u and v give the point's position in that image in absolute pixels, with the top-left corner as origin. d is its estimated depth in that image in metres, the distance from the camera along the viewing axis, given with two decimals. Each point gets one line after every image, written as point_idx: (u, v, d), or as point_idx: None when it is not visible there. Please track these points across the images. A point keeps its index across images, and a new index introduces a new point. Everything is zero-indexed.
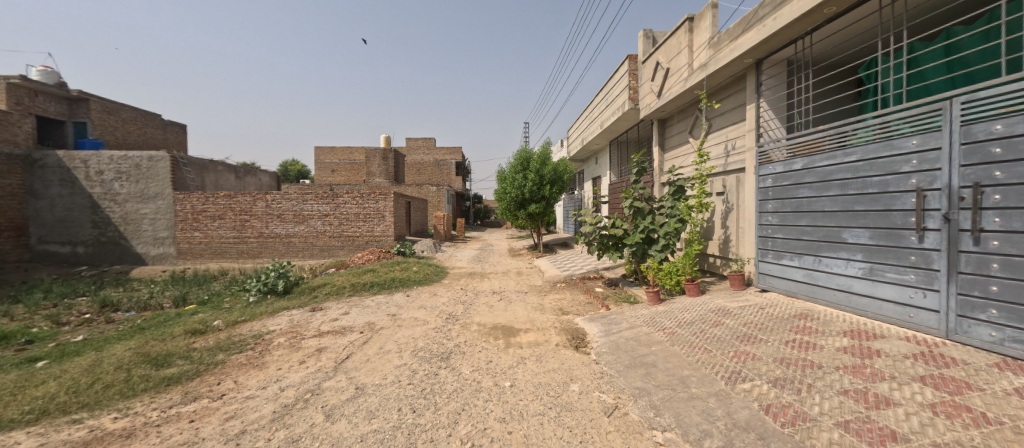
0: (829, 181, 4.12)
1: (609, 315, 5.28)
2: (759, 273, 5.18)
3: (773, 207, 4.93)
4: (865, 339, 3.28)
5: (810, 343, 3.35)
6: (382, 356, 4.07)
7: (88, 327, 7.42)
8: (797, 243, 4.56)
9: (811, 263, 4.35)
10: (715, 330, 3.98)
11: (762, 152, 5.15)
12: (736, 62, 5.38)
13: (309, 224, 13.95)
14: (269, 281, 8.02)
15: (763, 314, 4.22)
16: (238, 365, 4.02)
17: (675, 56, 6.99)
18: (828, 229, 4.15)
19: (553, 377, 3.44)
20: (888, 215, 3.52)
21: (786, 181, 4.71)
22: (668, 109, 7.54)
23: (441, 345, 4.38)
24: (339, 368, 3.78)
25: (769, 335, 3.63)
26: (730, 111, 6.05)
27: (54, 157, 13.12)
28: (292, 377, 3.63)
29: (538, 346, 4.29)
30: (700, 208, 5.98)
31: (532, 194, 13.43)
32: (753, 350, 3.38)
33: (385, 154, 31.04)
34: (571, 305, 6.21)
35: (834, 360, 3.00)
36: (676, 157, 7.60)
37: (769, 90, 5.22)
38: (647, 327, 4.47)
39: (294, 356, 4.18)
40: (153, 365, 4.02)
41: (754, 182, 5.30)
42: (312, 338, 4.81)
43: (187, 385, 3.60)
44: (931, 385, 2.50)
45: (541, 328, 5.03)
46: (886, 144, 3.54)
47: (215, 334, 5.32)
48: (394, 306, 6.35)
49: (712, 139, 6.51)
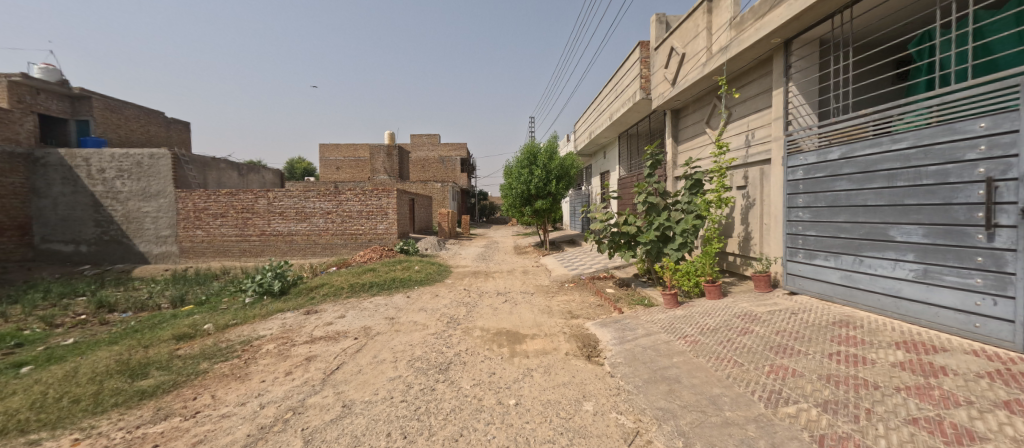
0: (874, 172, 3.65)
1: (622, 319, 4.87)
2: (787, 274, 4.74)
3: (804, 201, 4.48)
4: (923, 352, 2.84)
5: (859, 357, 2.92)
6: (375, 366, 3.73)
7: (81, 329, 7.18)
8: (832, 242, 4.11)
9: (850, 263, 3.91)
10: (743, 339, 3.58)
11: (791, 141, 4.70)
12: (762, 43, 4.91)
13: (311, 222, 13.70)
14: (265, 281, 7.75)
15: (796, 321, 3.79)
16: (220, 376, 3.70)
17: (691, 41, 6.52)
18: (871, 227, 3.68)
19: (563, 393, 3.06)
20: (947, 210, 3.06)
21: (820, 172, 4.25)
22: (683, 98, 7.07)
23: (440, 353, 4.02)
24: (327, 381, 3.44)
25: (809, 347, 3.21)
26: (753, 98, 5.59)
27: (55, 155, 12.99)
28: (275, 391, 3.29)
29: (546, 355, 3.92)
30: (720, 203, 5.54)
31: (538, 190, 13.02)
32: (792, 364, 2.96)
33: (389, 150, 30.59)
34: (580, 308, 5.80)
35: (891, 379, 2.58)
36: (692, 149, 7.17)
37: (799, 73, 4.73)
38: (666, 334, 4.05)
39: (280, 367, 3.84)
40: (129, 377, 3.71)
41: (782, 173, 4.84)
42: (303, 344, 4.48)
43: (162, 400, 3.28)
44: (1022, 413, 2.06)
45: (549, 334, 4.64)
46: (946, 128, 3.07)
47: (203, 339, 5.01)
48: (393, 309, 6.01)
49: (732, 128, 6.04)
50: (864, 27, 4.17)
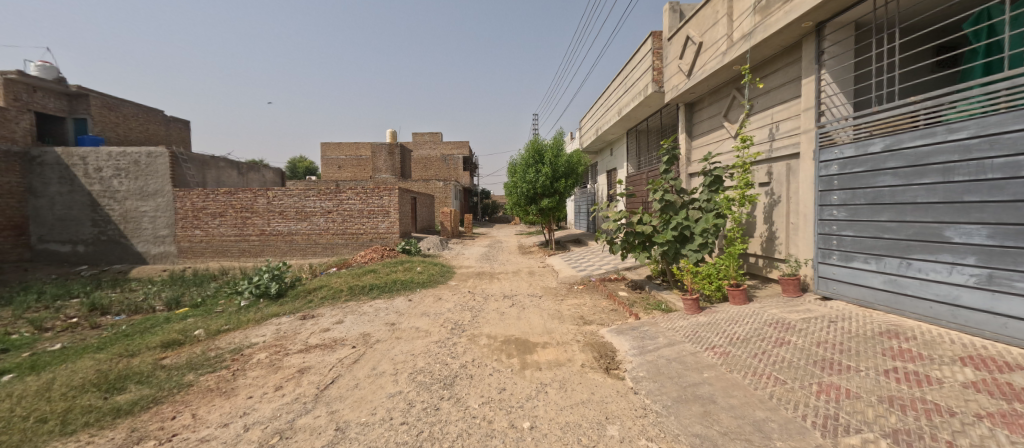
0: (926, 165, 3.28)
1: (640, 326, 4.52)
2: (819, 278, 4.38)
3: (839, 198, 4.11)
4: (997, 370, 2.48)
5: (923, 375, 2.56)
6: (373, 380, 3.40)
7: (71, 333, 6.91)
8: (874, 243, 3.75)
9: (896, 267, 3.54)
10: (780, 351, 3.23)
11: (824, 134, 4.34)
12: (791, 27, 4.53)
13: (311, 222, 13.40)
14: (262, 283, 7.45)
15: (837, 330, 3.43)
16: (203, 391, 3.39)
17: (710, 29, 6.16)
18: (922, 226, 3.32)
19: (584, 414, 2.73)
20: (1017, 207, 2.71)
21: (859, 167, 3.87)
22: (699, 90, 6.72)
23: (445, 365, 3.69)
24: (319, 398, 3.12)
25: (859, 361, 2.85)
26: (778, 89, 5.23)
27: (52, 154, 12.74)
28: (262, 409, 2.98)
29: (560, 367, 3.58)
30: (743, 201, 5.18)
31: (544, 188, 12.66)
32: (844, 383, 2.61)
33: (391, 149, 30.23)
34: (592, 312, 5.46)
35: (969, 404, 2.20)
36: (708, 144, 6.82)
37: (833, 59, 4.35)
38: (691, 344, 3.70)
39: (271, 380, 3.52)
40: (106, 391, 3.40)
41: (814, 169, 4.47)
42: (297, 354, 4.16)
43: (137, 419, 2.96)
44: None
45: (561, 342, 4.30)
46: (1018, 114, 2.71)
47: (191, 347, 4.71)
48: (394, 313, 5.68)
49: (754, 121, 5.68)
50: (911, 6, 3.77)
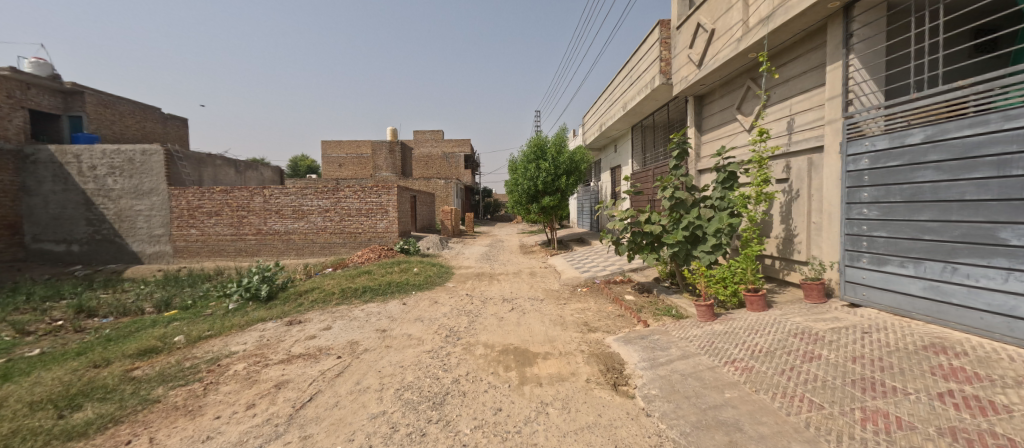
0: (976, 158, 2.90)
1: (650, 335, 4.16)
2: (846, 282, 4.02)
3: (870, 195, 3.74)
4: None
5: (987, 401, 2.17)
6: (356, 398, 3.08)
7: (54, 337, 6.63)
8: (911, 245, 3.38)
9: (939, 272, 3.18)
10: (810, 367, 2.87)
11: (852, 125, 3.97)
12: (815, 9, 4.14)
13: (308, 221, 13.10)
14: (252, 284, 7.13)
15: (873, 343, 3.06)
16: (168, 409, 3.06)
17: (722, 15, 5.80)
18: (972, 227, 2.94)
19: (588, 442, 2.37)
20: None
21: (894, 161, 3.50)
22: (710, 81, 6.35)
23: (436, 380, 3.34)
24: (293, 419, 2.79)
25: (905, 382, 2.49)
26: (797, 78, 4.88)
27: (46, 152, 12.50)
28: (228, 433, 2.65)
29: (563, 383, 3.23)
30: (760, 199, 4.78)
31: (546, 186, 12.30)
32: (893, 410, 2.25)
33: (391, 147, 29.74)
34: (597, 318, 5.11)
35: None
36: (719, 139, 6.46)
37: (862, 43, 3.97)
38: (708, 358, 3.34)
39: (244, 397, 3.19)
40: (61, 410, 3.07)
41: (840, 163, 4.10)
42: (277, 365, 3.83)
43: (89, 443, 2.65)
44: None
45: (564, 352, 3.95)
46: None
47: (169, 355, 4.41)
48: (386, 319, 5.35)
49: (771, 113, 5.32)
50: None
